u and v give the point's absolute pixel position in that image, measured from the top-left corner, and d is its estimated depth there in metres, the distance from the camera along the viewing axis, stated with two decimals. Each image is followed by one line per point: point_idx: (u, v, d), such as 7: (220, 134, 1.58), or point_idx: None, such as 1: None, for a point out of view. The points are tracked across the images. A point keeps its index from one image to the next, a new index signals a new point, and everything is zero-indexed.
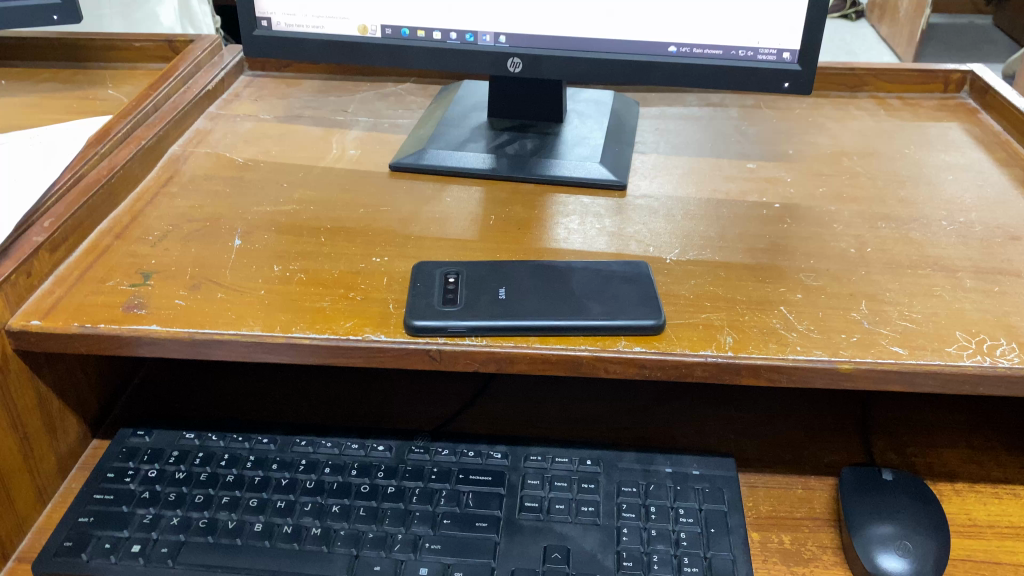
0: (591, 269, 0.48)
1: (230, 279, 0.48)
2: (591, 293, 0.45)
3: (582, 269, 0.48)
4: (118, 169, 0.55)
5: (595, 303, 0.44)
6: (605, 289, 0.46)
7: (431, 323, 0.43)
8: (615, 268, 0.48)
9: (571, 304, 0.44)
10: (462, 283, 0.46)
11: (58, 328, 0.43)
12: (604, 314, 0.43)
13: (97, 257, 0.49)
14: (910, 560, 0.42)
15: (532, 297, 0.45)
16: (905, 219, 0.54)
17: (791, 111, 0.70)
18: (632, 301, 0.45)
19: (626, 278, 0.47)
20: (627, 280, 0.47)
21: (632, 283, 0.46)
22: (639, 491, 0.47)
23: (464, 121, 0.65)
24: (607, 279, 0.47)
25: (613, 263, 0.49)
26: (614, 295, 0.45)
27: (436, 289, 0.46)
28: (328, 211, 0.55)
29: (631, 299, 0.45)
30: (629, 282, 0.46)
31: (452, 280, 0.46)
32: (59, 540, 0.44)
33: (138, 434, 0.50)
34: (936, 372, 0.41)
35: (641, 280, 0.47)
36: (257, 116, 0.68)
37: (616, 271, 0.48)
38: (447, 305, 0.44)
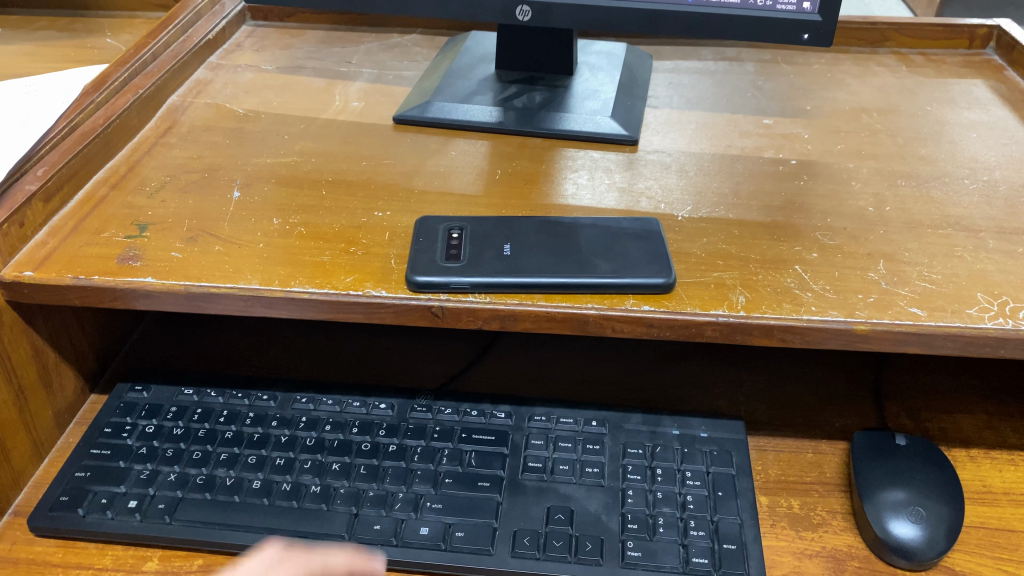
0: (601, 225, 0.46)
1: (228, 231, 0.46)
2: (600, 250, 0.44)
3: (592, 225, 0.46)
4: (115, 119, 0.53)
5: (604, 260, 0.43)
6: (614, 246, 0.44)
7: (434, 279, 0.42)
8: (626, 224, 0.46)
9: (579, 261, 0.43)
10: (466, 238, 0.45)
11: (52, 279, 0.42)
12: (611, 271, 0.42)
13: (93, 208, 0.48)
14: (922, 527, 0.41)
15: (538, 253, 0.44)
16: (927, 178, 0.52)
17: (809, 67, 0.68)
18: (641, 259, 0.43)
19: (636, 235, 0.45)
20: (637, 237, 0.45)
21: (643, 241, 0.45)
22: (645, 453, 0.46)
23: (471, 73, 0.63)
24: (616, 236, 0.45)
25: (624, 220, 0.47)
26: (623, 252, 0.44)
27: (437, 243, 0.44)
28: (330, 164, 0.53)
29: (641, 257, 0.43)
30: (639, 239, 0.45)
31: (456, 236, 0.45)
32: (55, 495, 0.44)
33: (135, 389, 0.49)
34: (956, 334, 0.40)
35: (652, 237, 0.45)
36: (259, 66, 0.66)
37: (627, 227, 0.46)
38: (450, 260, 0.43)
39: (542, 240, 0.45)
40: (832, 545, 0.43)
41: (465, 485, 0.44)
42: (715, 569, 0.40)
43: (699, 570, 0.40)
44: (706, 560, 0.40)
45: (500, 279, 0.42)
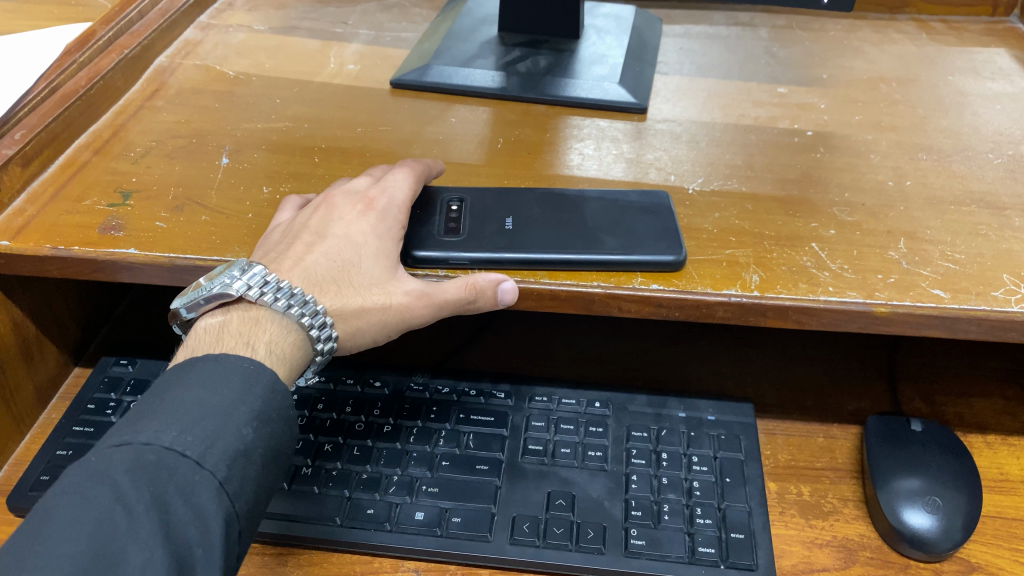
0: (609, 198, 0.44)
1: (216, 200, 0.44)
2: (607, 225, 0.42)
3: (599, 199, 0.44)
4: (99, 80, 0.51)
5: (611, 235, 0.41)
6: (621, 221, 0.42)
7: (432, 256, 0.40)
8: (635, 198, 0.44)
9: (585, 236, 0.41)
10: (465, 211, 0.43)
11: (29, 250, 0.40)
12: (619, 247, 0.40)
13: (74, 174, 0.46)
14: (938, 518, 0.39)
15: (543, 227, 0.41)
16: (949, 151, 0.49)
17: (825, 33, 0.65)
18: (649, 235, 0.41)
19: (645, 208, 0.43)
20: (645, 211, 0.43)
21: (652, 216, 0.43)
22: (650, 436, 0.44)
23: (472, 35, 0.60)
24: (624, 210, 0.43)
25: (632, 193, 0.45)
26: (631, 228, 0.41)
27: (435, 217, 0.42)
28: (324, 130, 0.51)
29: (649, 232, 0.41)
30: (648, 213, 0.43)
31: (455, 208, 0.43)
32: (36, 473, 0.42)
33: (120, 363, 0.47)
34: (981, 318, 0.38)
35: (662, 211, 0.43)
36: (251, 27, 0.63)
37: (636, 201, 0.44)
38: (449, 236, 0.41)
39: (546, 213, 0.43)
40: (843, 535, 0.41)
41: (462, 467, 0.42)
42: (722, 560, 0.39)
43: (705, 560, 0.38)
44: (712, 549, 0.39)
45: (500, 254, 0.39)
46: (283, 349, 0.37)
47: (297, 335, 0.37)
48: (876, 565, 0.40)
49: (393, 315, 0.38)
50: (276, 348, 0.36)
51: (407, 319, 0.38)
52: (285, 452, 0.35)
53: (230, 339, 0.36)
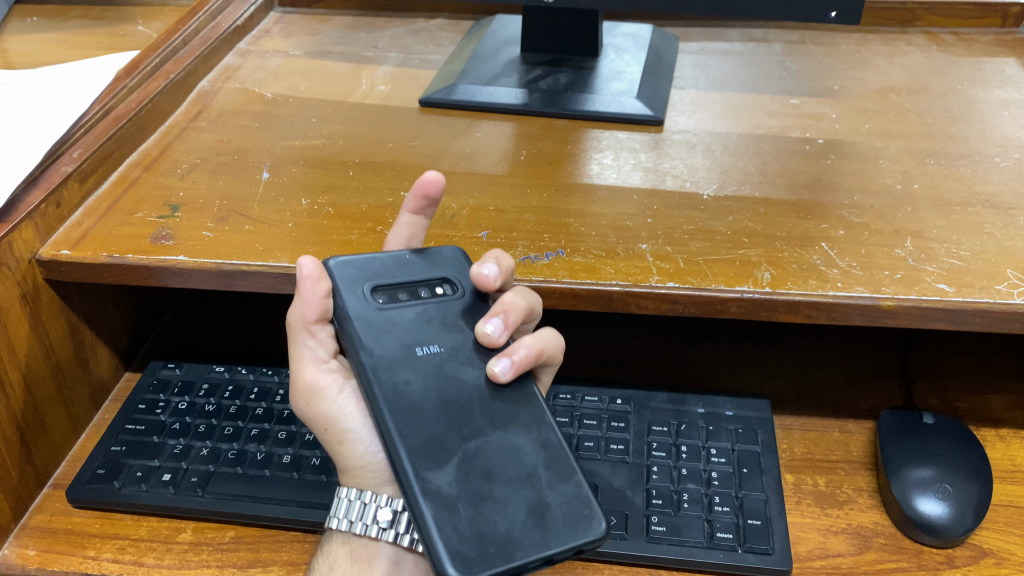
0: (560, 478, 0.35)
1: (258, 211, 0.47)
2: (452, 437, 0.35)
3: (538, 466, 0.35)
4: (148, 103, 0.54)
5: (428, 432, 0.35)
6: (476, 453, 0.35)
7: (339, 277, 0.39)
8: (578, 538, 0.33)
9: (417, 408, 0.36)
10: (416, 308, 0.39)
11: (87, 258, 0.43)
12: (400, 430, 0.35)
13: (126, 190, 0.49)
14: (949, 505, 0.41)
15: (426, 380, 0.37)
16: (955, 156, 0.51)
17: (836, 47, 0.67)
18: (413, 457, 0.35)
19: (472, 526, 0.33)
20: (447, 501, 0.34)
21: (538, 511, 0.34)
22: (670, 431, 0.46)
23: (496, 55, 0.63)
24: (529, 486, 0.35)
25: (521, 558, 0.32)
26: (494, 474, 0.35)
27: (462, 302, 0.40)
28: (357, 146, 0.54)
29: (422, 458, 0.35)
30: (446, 497, 0.34)
31: (428, 294, 0.40)
32: (92, 468, 0.45)
33: (168, 367, 0.51)
34: (984, 310, 0.39)
35: (466, 557, 0.32)
36: (287, 52, 0.67)
37: (533, 527, 0.33)
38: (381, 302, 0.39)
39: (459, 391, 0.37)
40: (857, 522, 0.43)
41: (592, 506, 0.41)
42: (739, 544, 0.40)
43: (723, 544, 0.40)
44: (730, 535, 0.41)
45: (352, 324, 0.38)
46: (353, 564, 0.39)
47: (357, 541, 0.40)
48: (890, 551, 0.41)
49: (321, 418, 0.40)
50: (344, 562, 0.39)
51: (313, 414, 0.40)
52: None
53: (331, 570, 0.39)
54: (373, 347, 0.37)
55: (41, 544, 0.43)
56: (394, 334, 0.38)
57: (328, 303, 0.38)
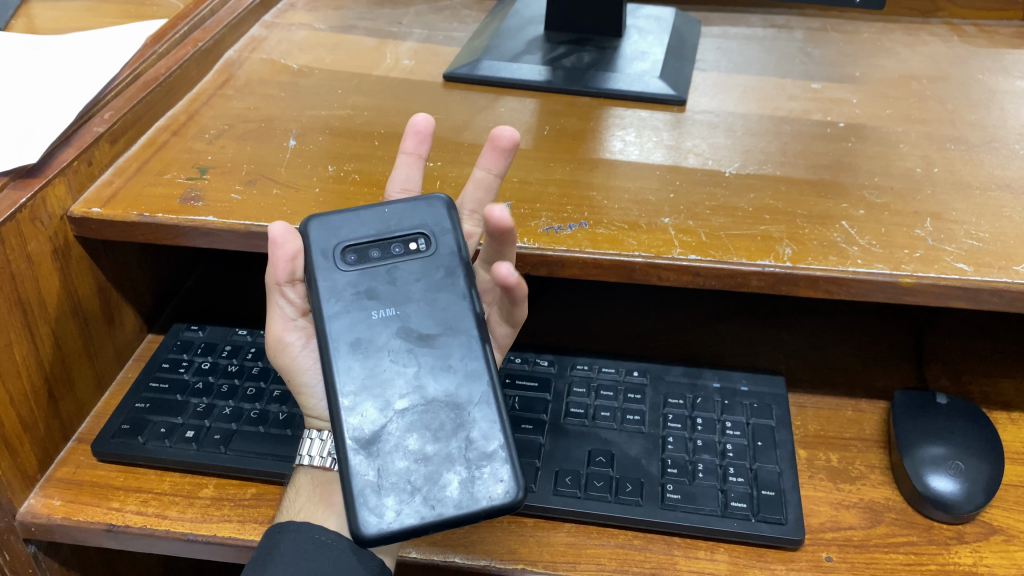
0: (489, 441, 0.37)
1: (285, 176, 0.48)
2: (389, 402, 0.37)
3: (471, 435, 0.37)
4: (177, 69, 0.55)
5: (367, 399, 0.37)
6: (409, 418, 0.37)
7: (312, 234, 0.40)
8: (489, 505, 0.35)
9: (361, 373, 0.38)
10: (384, 266, 0.40)
11: (118, 216, 0.44)
12: (340, 396, 0.37)
13: (155, 152, 0.50)
14: (961, 482, 0.41)
15: (375, 345, 0.39)
16: (975, 142, 0.52)
17: (858, 35, 0.67)
18: (348, 424, 0.37)
19: (389, 489, 0.35)
20: (373, 465, 0.36)
21: (461, 482, 0.36)
22: (686, 403, 0.46)
23: (520, 33, 0.64)
24: (454, 450, 0.36)
25: (428, 521, 0.35)
26: (423, 443, 0.36)
27: (434, 258, 0.40)
28: (382, 117, 0.55)
29: (356, 426, 0.37)
30: (372, 460, 0.36)
31: (399, 251, 0.40)
32: (117, 423, 0.45)
33: (192, 329, 0.51)
34: (1002, 290, 0.40)
35: (377, 518, 0.35)
36: (312, 25, 0.67)
37: (446, 490, 0.35)
38: (352, 259, 0.40)
39: (405, 352, 0.38)
40: (869, 498, 0.43)
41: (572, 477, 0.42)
42: (753, 514, 0.41)
43: (737, 514, 0.41)
44: (745, 504, 0.41)
45: (314, 288, 0.39)
46: (314, 489, 0.41)
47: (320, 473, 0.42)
48: (901, 525, 0.42)
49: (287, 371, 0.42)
50: (306, 487, 0.41)
51: (279, 365, 0.42)
52: (337, 548, 0.37)
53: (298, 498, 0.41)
54: (328, 312, 0.39)
55: (66, 495, 0.43)
56: (354, 298, 0.39)
57: (296, 263, 0.40)
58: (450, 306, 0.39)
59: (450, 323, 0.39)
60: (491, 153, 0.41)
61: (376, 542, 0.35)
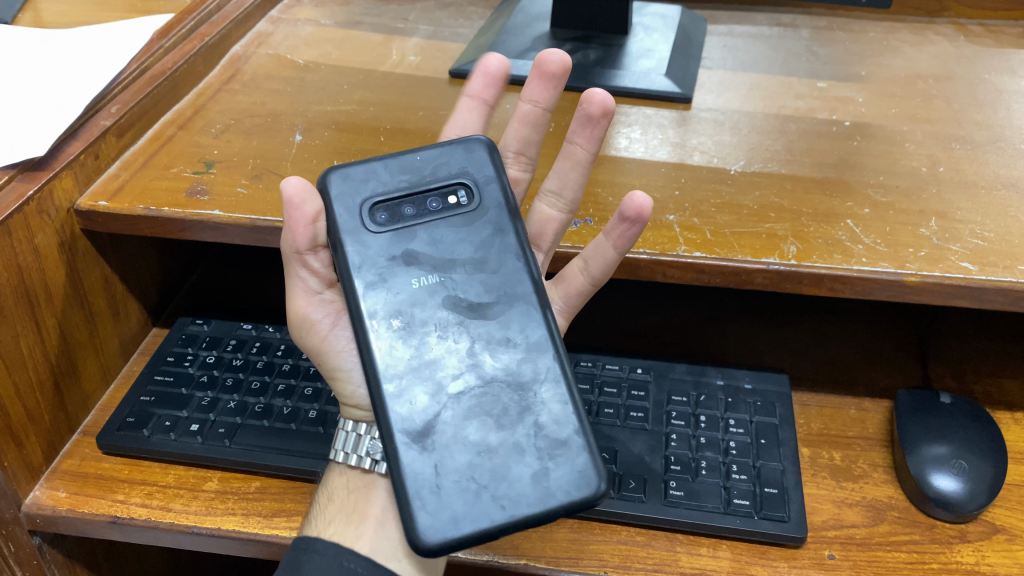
0: (558, 426, 0.36)
1: (291, 171, 0.48)
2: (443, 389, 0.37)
3: (536, 420, 0.36)
4: (183, 64, 0.55)
5: (416, 386, 0.37)
6: (466, 410, 0.36)
7: (337, 194, 0.39)
8: (565, 498, 0.35)
9: (407, 359, 0.37)
10: (419, 222, 0.40)
11: (124, 209, 0.44)
12: (388, 387, 0.37)
13: (161, 146, 0.50)
14: (964, 481, 0.41)
15: (421, 323, 0.38)
16: (981, 142, 0.52)
17: (864, 34, 0.67)
18: (399, 419, 0.36)
19: (452, 488, 0.35)
20: (430, 460, 0.35)
21: (529, 473, 0.35)
22: (689, 400, 0.46)
23: (526, 30, 0.64)
24: (522, 438, 0.36)
25: (499, 522, 0.34)
26: (484, 432, 0.36)
27: (473, 209, 0.41)
28: (388, 113, 0.55)
29: (409, 417, 0.36)
30: (429, 457, 0.35)
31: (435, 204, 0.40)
32: (122, 416, 0.46)
33: (196, 322, 0.52)
34: (1007, 289, 0.40)
35: (442, 523, 0.34)
36: (318, 21, 0.68)
37: (515, 485, 0.35)
38: (383, 218, 0.40)
39: (455, 326, 0.38)
40: (872, 496, 0.43)
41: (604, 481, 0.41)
42: (755, 511, 0.41)
43: (740, 511, 0.41)
44: (747, 502, 0.41)
45: (345, 253, 0.39)
46: (349, 494, 0.41)
47: (355, 473, 0.41)
48: (904, 524, 0.42)
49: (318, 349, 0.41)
50: (341, 491, 0.41)
51: (307, 345, 0.41)
52: None
53: (332, 502, 0.41)
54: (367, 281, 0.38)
55: (72, 487, 0.43)
56: (393, 266, 0.39)
57: (315, 227, 0.38)
58: (498, 271, 0.39)
59: (501, 290, 0.39)
60: (538, 80, 0.43)
61: (444, 551, 0.34)
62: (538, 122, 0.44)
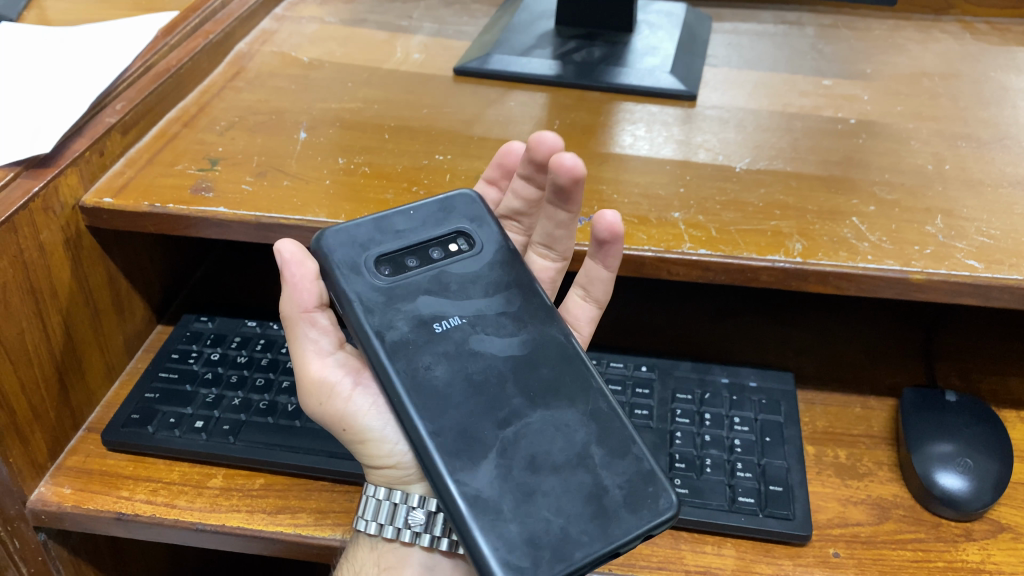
0: (612, 450, 0.35)
1: (295, 168, 0.48)
2: (487, 423, 0.35)
3: (589, 443, 0.35)
4: (188, 61, 0.55)
5: (459, 427, 0.35)
6: (516, 439, 0.34)
7: (334, 251, 0.38)
8: (638, 516, 0.33)
9: (443, 397, 0.36)
10: (426, 272, 0.39)
11: (129, 206, 0.44)
12: (429, 428, 0.35)
13: (166, 143, 0.50)
14: (969, 479, 0.41)
15: (451, 363, 0.37)
16: (987, 140, 0.51)
17: (870, 32, 0.67)
18: (447, 457, 0.34)
19: (523, 526, 0.32)
20: (492, 500, 0.33)
21: (598, 497, 0.33)
22: (694, 398, 0.46)
23: (530, 28, 0.64)
24: (581, 463, 0.34)
25: (582, 553, 0.32)
26: (540, 461, 0.34)
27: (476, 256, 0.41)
28: (392, 110, 0.55)
29: (458, 459, 0.34)
30: (490, 492, 0.33)
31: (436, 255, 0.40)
32: (127, 412, 0.46)
33: (201, 320, 0.52)
34: (1013, 287, 0.40)
35: (521, 562, 0.32)
36: (323, 18, 0.68)
37: (588, 511, 0.33)
38: (386, 272, 0.39)
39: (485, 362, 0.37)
40: (877, 494, 0.43)
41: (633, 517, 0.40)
42: (760, 509, 0.41)
43: (744, 508, 0.41)
44: (752, 499, 0.41)
45: (358, 307, 0.37)
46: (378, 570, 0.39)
47: (384, 544, 0.39)
48: (909, 522, 0.42)
49: (340, 414, 0.38)
50: (369, 566, 0.39)
51: (329, 413, 0.38)
52: None
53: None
54: (387, 329, 0.37)
55: (76, 484, 0.44)
56: (411, 312, 0.38)
57: (319, 284, 0.37)
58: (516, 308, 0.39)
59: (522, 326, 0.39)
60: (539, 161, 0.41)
61: None
62: (530, 197, 0.44)
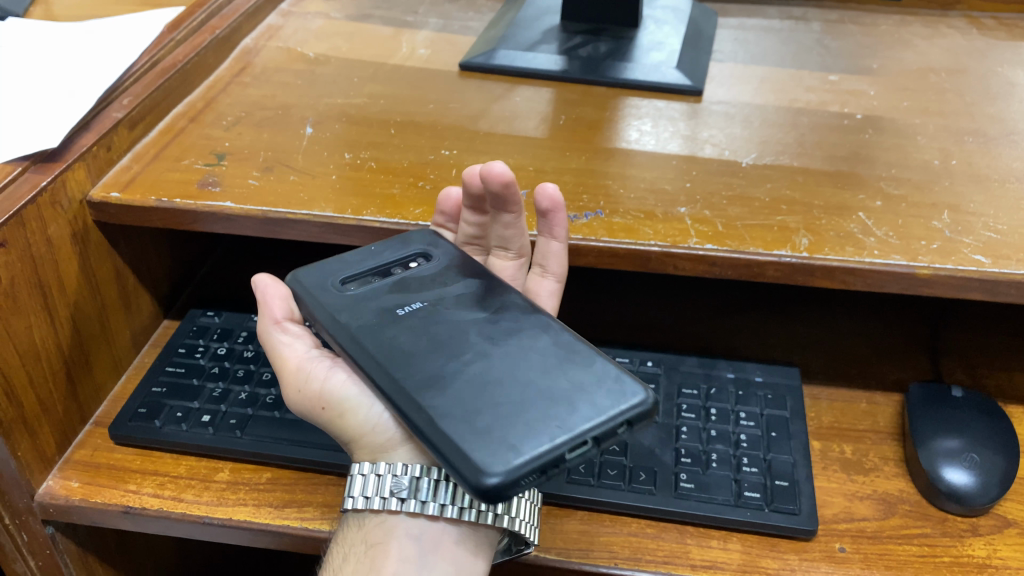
0: (581, 364, 0.35)
1: (302, 163, 0.48)
2: (450, 361, 0.35)
3: (555, 361, 0.35)
4: (195, 56, 0.55)
5: (424, 369, 0.35)
6: (478, 369, 0.35)
7: (302, 283, 0.40)
8: (608, 406, 0.33)
9: (407, 352, 0.36)
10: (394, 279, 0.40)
11: (136, 200, 0.44)
12: (395, 373, 0.35)
13: (172, 138, 0.50)
14: (976, 475, 0.41)
15: (416, 328, 0.37)
16: (994, 135, 0.51)
17: (876, 28, 0.67)
18: (413, 390, 0.34)
19: (497, 428, 0.32)
20: (465, 415, 0.33)
21: (568, 397, 0.33)
22: (700, 393, 0.46)
23: (536, 23, 0.64)
24: (551, 376, 0.34)
25: (559, 441, 0.31)
26: (508, 380, 0.34)
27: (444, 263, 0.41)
28: (397, 106, 0.55)
29: (423, 391, 0.34)
30: (466, 413, 0.33)
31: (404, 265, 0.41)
32: (135, 406, 0.46)
33: (207, 314, 0.52)
34: (1020, 283, 0.40)
35: (504, 456, 0.31)
36: (328, 14, 0.68)
37: (561, 407, 0.33)
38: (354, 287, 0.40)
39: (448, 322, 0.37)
40: (883, 489, 0.43)
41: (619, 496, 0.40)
42: (766, 504, 0.41)
43: (750, 503, 0.41)
44: (758, 494, 0.41)
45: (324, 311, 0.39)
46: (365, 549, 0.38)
47: (374, 519, 0.38)
48: (915, 517, 0.42)
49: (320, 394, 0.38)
50: (357, 546, 0.38)
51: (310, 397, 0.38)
52: None
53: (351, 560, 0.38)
54: (355, 317, 0.38)
55: (84, 477, 0.44)
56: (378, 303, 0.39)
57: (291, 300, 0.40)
58: (480, 289, 0.40)
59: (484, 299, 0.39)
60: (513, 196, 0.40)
61: (507, 483, 0.30)
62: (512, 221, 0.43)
